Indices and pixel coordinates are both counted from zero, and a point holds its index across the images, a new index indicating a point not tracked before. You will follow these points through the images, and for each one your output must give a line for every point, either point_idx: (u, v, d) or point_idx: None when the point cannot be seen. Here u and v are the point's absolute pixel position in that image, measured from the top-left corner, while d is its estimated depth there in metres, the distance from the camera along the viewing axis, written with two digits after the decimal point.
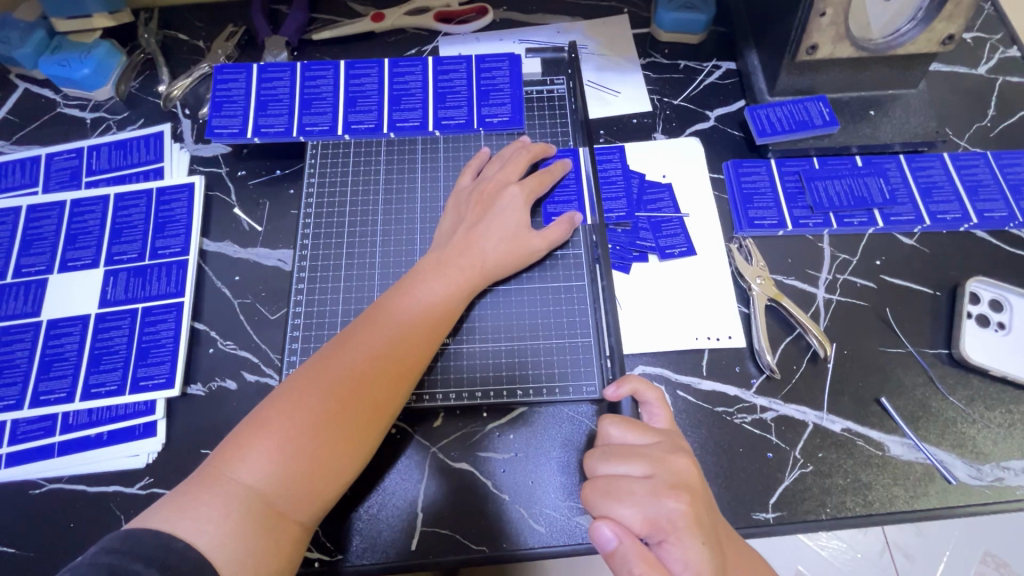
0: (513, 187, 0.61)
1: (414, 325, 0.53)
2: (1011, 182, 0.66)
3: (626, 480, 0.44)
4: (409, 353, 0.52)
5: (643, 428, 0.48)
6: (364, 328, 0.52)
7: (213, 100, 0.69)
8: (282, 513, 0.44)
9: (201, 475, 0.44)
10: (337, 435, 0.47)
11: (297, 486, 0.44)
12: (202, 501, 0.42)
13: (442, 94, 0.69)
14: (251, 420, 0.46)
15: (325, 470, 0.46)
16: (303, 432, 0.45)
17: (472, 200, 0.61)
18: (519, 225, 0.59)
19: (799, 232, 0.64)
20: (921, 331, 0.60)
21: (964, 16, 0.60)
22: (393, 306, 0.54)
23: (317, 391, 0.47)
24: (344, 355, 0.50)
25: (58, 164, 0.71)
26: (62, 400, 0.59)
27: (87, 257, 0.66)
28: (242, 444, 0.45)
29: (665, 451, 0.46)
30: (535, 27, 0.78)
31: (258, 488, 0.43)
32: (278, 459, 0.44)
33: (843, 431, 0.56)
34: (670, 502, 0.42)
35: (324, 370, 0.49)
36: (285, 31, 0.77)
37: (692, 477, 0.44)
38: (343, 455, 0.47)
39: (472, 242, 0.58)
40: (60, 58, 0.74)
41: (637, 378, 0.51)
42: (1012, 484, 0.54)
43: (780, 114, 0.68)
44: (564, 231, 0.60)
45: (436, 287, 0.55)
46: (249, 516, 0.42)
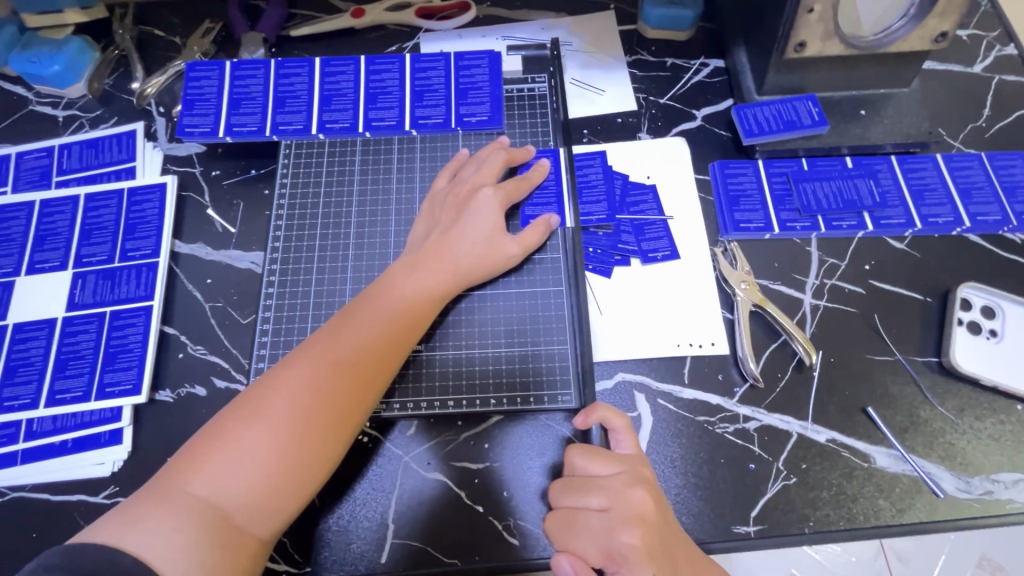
0: (489, 190, 0.59)
1: (384, 331, 0.51)
2: (1005, 184, 0.64)
3: (584, 515, 0.46)
4: (378, 360, 0.50)
5: (605, 458, 0.48)
6: (332, 334, 0.50)
7: (185, 98, 0.67)
8: (239, 527, 0.42)
9: (155, 487, 0.42)
10: (300, 446, 0.45)
11: (256, 498, 0.43)
12: (153, 515, 0.40)
13: (419, 93, 0.67)
14: (210, 429, 0.45)
15: (287, 483, 0.44)
16: (262, 443, 0.44)
17: (447, 201, 0.59)
18: (494, 228, 0.58)
19: (787, 235, 0.63)
20: (911, 338, 0.58)
21: (957, 13, 0.58)
22: (362, 312, 0.52)
23: (279, 400, 0.46)
24: (310, 362, 0.48)
25: (29, 164, 0.70)
26: (27, 406, 0.58)
27: (56, 259, 0.64)
28: (200, 454, 0.43)
29: (624, 484, 0.46)
30: (518, 23, 0.76)
31: (213, 501, 0.42)
32: (237, 471, 0.43)
33: (828, 442, 0.54)
34: (623, 537, 0.44)
35: (287, 378, 0.47)
36: (263, 27, 0.76)
37: (648, 510, 0.45)
38: (306, 467, 0.45)
39: (445, 245, 0.56)
40: (31, 54, 0.72)
41: (605, 406, 0.51)
42: (1001, 497, 0.52)
43: (767, 113, 0.66)
44: (541, 235, 0.59)
45: (406, 292, 0.54)
46: (202, 531, 0.41)
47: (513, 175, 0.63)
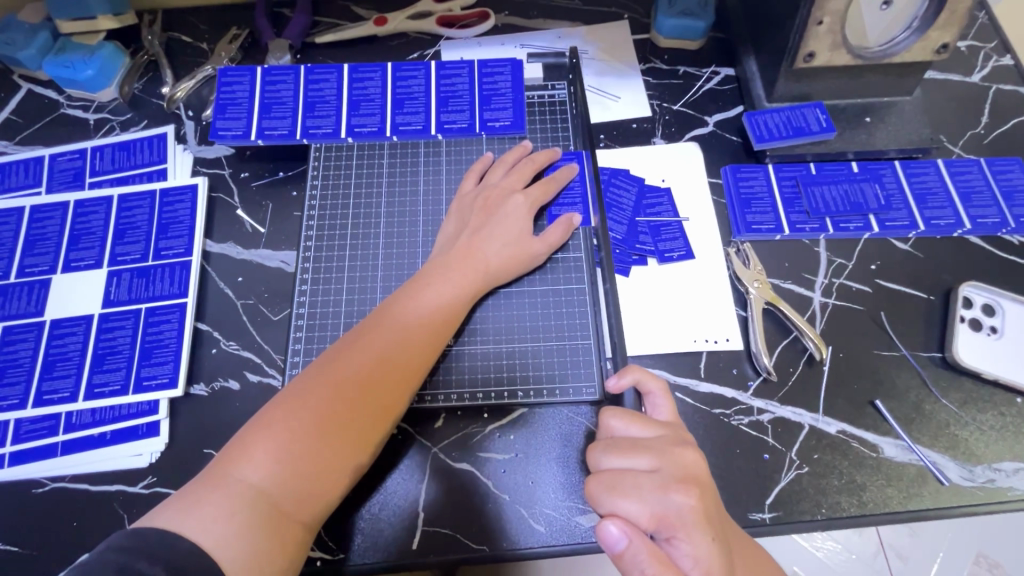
0: (516, 195, 0.62)
1: (418, 328, 0.54)
2: (1003, 188, 0.67)
3: (632, 474, 0.45)
4: (413, 357, 0.53)
5: (644, 420, 0.49)
6: (370, 331, 0.53)
7: (217, 102, 0.70)
8: (287, 512, 0.44)
9: (206, 475, 0.44)
10: (343, 436, 0.48)
11: (302, 486, 0.45)
12: (207, 500, 0.42)
13: (444, 99, 0.70)
14: (258, 420, 0.47)
15: (329, 471, 0.47)
16: (308, 433, 0.46)
17: (476, 204, 0.62)
18: (522, 231, 0.61)
19: (796, 236, 0.65)
20: (916, 334, 0.61)
21: (958, 25, 0.62)
22: (397, 309, 0.54)
23: (324, 392, 0.48)
24: (351, 358, 0.50)
25: (62, 165, 0.72)
26: (65, 399, 0.60)
27: (91, 258, 0.66)
28: (248, 445, 0.45)
29: (669, 444, 0.47)
30: (536, 32, 0.79)
31: (263, 488, 0.44)
32: (285, 458, 0.45)
33: (838, 433, 0.57)
34: (677, 496, 0.43)
35: (330, 373, 0.49)
36: (288, 33, 0.78)
37: (696, 469, 0.45)
38: (348, 457, 0.48)
39: (475, 246, 0.59)
40: (64, 59, 0.74)
41: (639, 369, 0.52)
42: (1003, 485, 0.55)
43: (777, 120, 0.69)
44: (564, 233, 0.61)
45: (439, 290, 0.56)
46: (253, 515, 0.43)
47: (538, 179, 0.66)
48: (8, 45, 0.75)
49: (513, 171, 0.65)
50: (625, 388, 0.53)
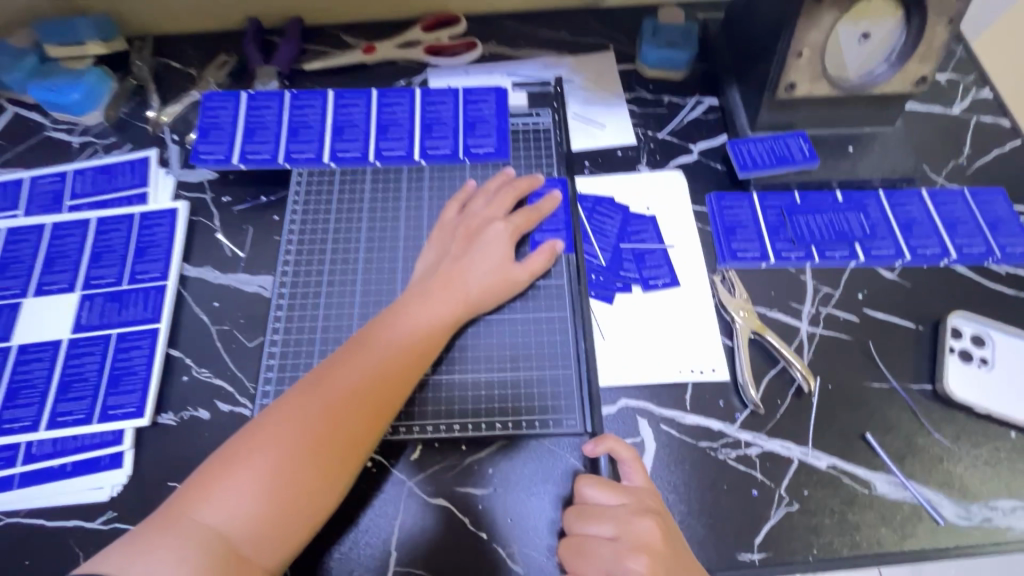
0: (497, 223, 0.61)
1: (390, 360, 0.52)
2: (987, 218, 0.67)
3: (593, 542, 0.49)
4: (386, 390, 0.51)
5: (610, 490, 0.51)
6: (343, 361, 0.51)
7: (200, 126, 0.70)
8: (247, 556, 0.43)
9: (162, 516, 0.43)
10: (310, 473, 0.46)
11: (263, 527, 0.43)
12: (161, 543, 0.41)
13: (428, 125, 0.70)
14: (220, 457, 0.46)
15: (293, 511, 0.45)
16: (272, 470, 0.45)
17: (458, 232, 0.61)
18: (504, 258, 0.60)
19: (781, 265, 0.65)
20: (905, 365, 0.60)
21: (936, 58, 0.62)
22: (371, 339, 0.53)
23: (292, 427, 0.47)
24: (320, 391, 0.49)
25: (41, 188, 0.71)
26: (26, 428, 0.57)
27: (64, 281, 0.65)
28: (210, 482, 0.44)
29: (631, 514, 0.49)
30: (522, 62, 0.80)
31: (221, 529, 0.42)
32: (246, 498, 0.44)
33: (829, 468, 0.55)
34: (632, 566, 0.47)
35: (300, 406, 0.48)
36: (278, 60, 0.79)
37: (655, 540, 0.47)
38: (313, 498, 0.46)
39: (457, 274, 0.58)
40: (50, 83, 0.74)
41: (613, 437, 0.52)
42: (1000, 525, 0.53)
43: (760, 149, 0.69)
44: (546, 261, 0.61)
45: (417, 320, 0.55)
46: (208, 561, 0.41)
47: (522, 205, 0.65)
48: None
49: (494, 197, 0.64)
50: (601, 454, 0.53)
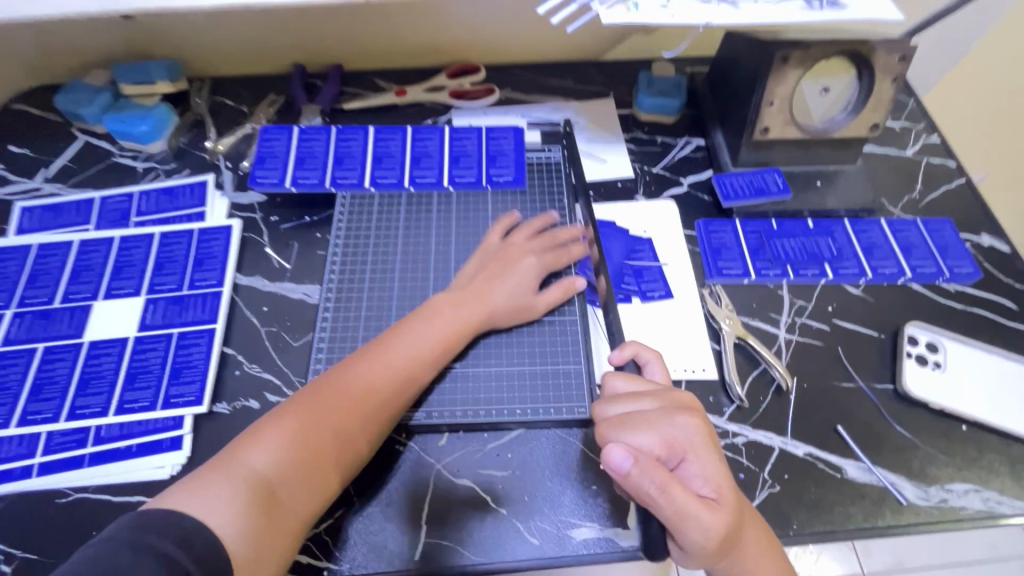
0: (529, 257, 0.70)
1: (418, 355, 0.60)
2: (937, 244, 0.77)
3: (638, 413, 0.50)
4: (411, 381, 0.59)
5: (644, 381, 0.54)
6: (382, 350, 0.59)
7: (257, 154, 0.80)
8: (282, 503, 0.49)
9: (214, 461, 0.49)
10: (345, 438, 0.54)
11: (301, 478, 0.50)
12: (213, 481, 0.47)
13: (456, 157, 0.81)
14: (268, 418, 0.53)
15: (327, 470, 0.52)
16: (314, 431, 0.52)
17: (495, 257, 0.71)
18: (528, 285, 0.68)
19: (761, 281, 0.75)
20: (870, 368, 0.69)
21: (885, 109, 0.74)
22: (406, 334, 0.61)
23: (336, 399, 0.55)
24: (357, 374, 0.57)
25: (110, 206, 0.80)
26: (96, 414, 0.64)
27: (130, 287, 0.73)
28: (259, 434, 0.51)
29: (666, 389, 0.52)
30: (534, 105, 0.92)
31: (266, 475, 0.49)
32: (287, 454, 0.51)
33: (806, 455, 0.63)
34: (682, 421, 0.49)
35: (345, 383, 0.56)
36: (320, 100, 0.90)
37: (691, 403, 0.51)
38: (345, 460, 0.53)
39: (485, 291, 0.67)
40: (123, 116, 0.85)
41: (637, 343, 0.58)
42: (955, 505, 0.60)
43: (741, 182, 0.80)
44: (560, 296, 0.69)
45: (447, 322, 0.63)
46: (253, 500, 0.47)
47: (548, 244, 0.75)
48: (74, 103, 0.86)
49: (535, 235, 0.74)
50: (626, 362, 0.57)
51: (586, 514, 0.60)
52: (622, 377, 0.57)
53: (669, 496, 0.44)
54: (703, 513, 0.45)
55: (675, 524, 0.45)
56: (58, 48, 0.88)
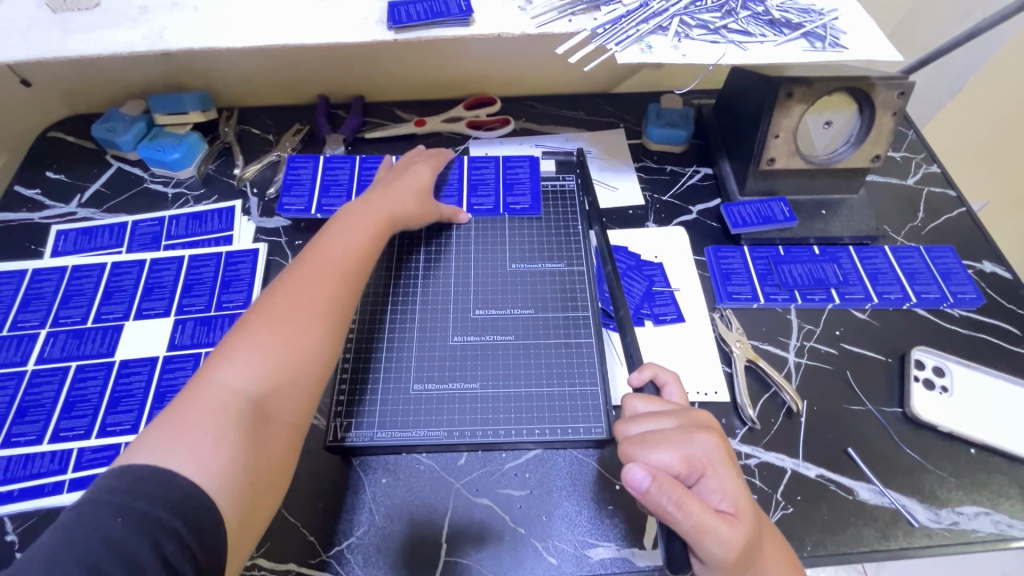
0: (419, 164, 0.80)
1: (346, 252, 0.63)
2: (941, 270, 0.80)
3: (658, 432, 0.51)
4: (350, 271, 0.62)
5: (663, 403, 0.55)
6: (307, 258, 0.61)
7: (284, 182, 0.84)
8: (265, 410, 0.50)
9: (180, 403, 0.48)
10: (302, 334, 0.55)
11: (274, 382, 0.51)
12: (188, 414, 0.47)
13: (474, 185, 0.85)
14: (219, 347, 0.53)
15: (298, 368, 0.53)
16: (269, 338, 0.53)
17: (388, 174, 0.78)
18: (423, 188, 0.77)
19: (771, 305, 0.77)
20: (878, 391, 0.70)
21: (886, 141, 0.78)
22: (325, 239, 0.65)
23: (279, 306, 0.56)
24: (287, 282, 0.58)
25: (142, 230, 0.84)
26: (126, 431, 0.66)
27: (160, 307, 0.76)
28: (215, 361, 0.51)
29: (686, 409, 0.54)
30: (548, 135, 0.96)
31: (238, 389, 0.49)
32: (253, 365, 0.51)
33: (817, 477, 0.64)
34: (701, 439, 0.50)
35: (279, 292, 0.57)
36: (344, 129, 0.94)
37: (709, 421, 0.52)
38: (312, 355, 0.54)
39: (389, 195, 0.73)
40: (157, 144, 0.89)
41: (655, 365, 0.60)
42: (966, 527, 0.61)
43: (749, 211, 0.83)
44: (452, 210, 0.81)
45: (360, 220, 0.68)
46: (234, 414, 0.48)
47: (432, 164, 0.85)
48: (110, 132, 0.90)
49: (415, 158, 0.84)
50: (644, 384, 0.59)
51: (603, 535, 0.61)
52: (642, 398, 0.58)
53: (686, 511, 0.45)
54: (722, 527, 0.45)
55: (695, 539, 0.45)
56: (96, 81, 0.93)
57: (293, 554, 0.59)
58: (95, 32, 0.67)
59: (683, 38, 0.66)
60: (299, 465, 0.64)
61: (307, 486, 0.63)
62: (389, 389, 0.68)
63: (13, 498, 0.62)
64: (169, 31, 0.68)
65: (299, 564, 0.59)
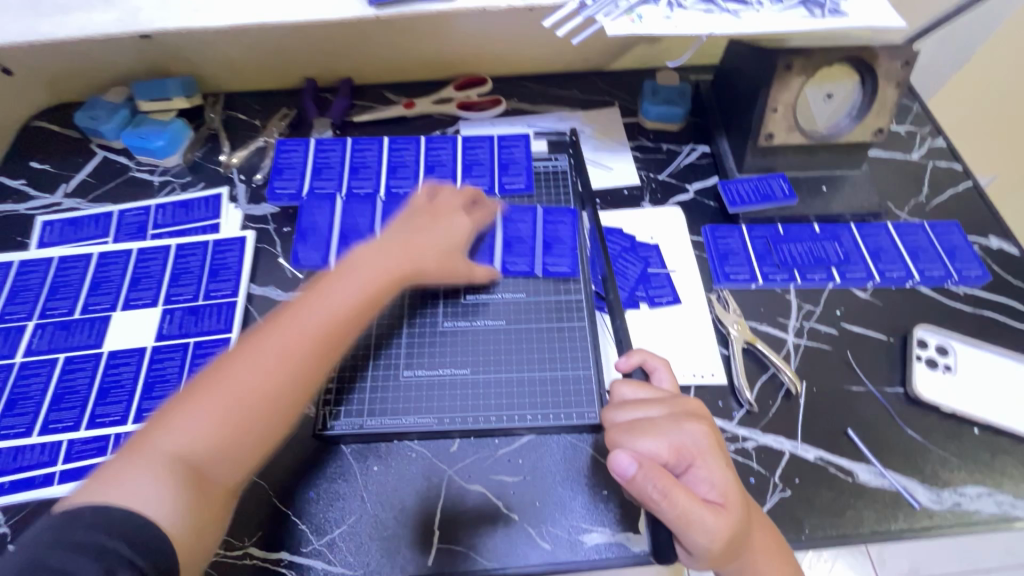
0: (457, 214, 0.71)
1: (329, 311, 0.56)
2: (945, 246, 0.77)
3: (647, 419, 0.50)
4: (333, 335, 0.55)
5: (651, 389, 0.53)
6: (297, 309, 0.56)
7: (275, 165, 0.83)
8: (203, 474, 0.48)
9: (130, 446, 0.48)
10: (254, 406, 0.51)
11: (217, 449, 0.49)
12: (133, 461, 0.46)
13: (469, 165, 0.83)
14: (187, 390, 0.52)
15: (242, 439, 0.50)
16: (225, 402, 0.50)
17: (422, 212, 0.70)
18: (451, 242, 0.69)
19: (769, 285, 0.75)
20: (880, 371, 0.69)
21: (889, 114, 0.75)
22: (326, 287, 0.58)
23: (246, 365, 0.52)
24: (265, 335, 0.54)
25: (128, 219, 0.83)
26: (116, 422, 0.66)
27: (147, 297, 0.75)
28: (172, 412, 0.49)
29: (676, 396, 0.53)
30: (540, 115, 0.93)
31: (180, 450, 0.47)
32: (203, 428, 0.49)
33: (816, 459, 0.63)
34: (690, 428, 0.49)
35: (255, 347, 0.53)
36: (332, 113, 0.92)
37: (700, 410, 0.51)
38: (259, 428, 0.51)
39: (406, 243, 0.65)
40: (141, 132, 0.87)
41: (644, 350, 0.58)
42: (969, 508, 0.60)
43: (747, 188, 0.80)
44: (488, 272, 0.71)
45: (366, 271, 0.60)
46: (172, 474, 0.46)
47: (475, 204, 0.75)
48: (93, 120, 0.88)
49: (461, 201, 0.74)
50: (633, 369, 0.58)
51: (597, 519, 0.60)
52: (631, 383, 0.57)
53: (672, 501, 0.44)
54: (707, 517, 0.45)
55: (680, 529, 0.45)
56: (79, 68, 0.91)
57: (285, 543, 0.59)
58: (68, 14, 0.65)
59: (676, 7, 0.63)
60: (289, 454, 0.63)
61: (298, 475, 0.63)
62: (380, 373, 0.67)
63: (4, 491, 0.61)
64: (144, 13, 0.65)
65: (290, 552, 0.58)
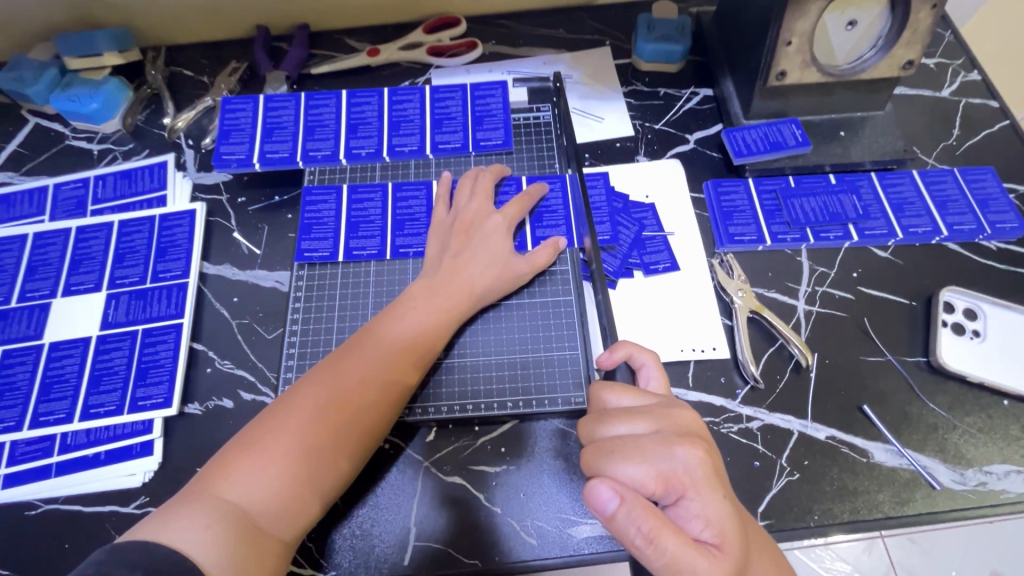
0: (493, 216, 0.64)
1: (393, 359, 0.55)
2: (978, 196, 0.69)
3: (631, 438, 0.42)
4: (393, 383, 0.54)
5: (643, 394, 0.47)
6: (353, 352, 0.54)
7: (222, 128, 0.74)
8: (262, 530, 0.45)
9: (188, 492, 0.45)
10: (316, 459, 0.48)
11: (282, 504, 0.46)
12: (187, 513, 0.43)
13: (438, 120, 0.74)
14: (235, 444, 0.48)
15: (305, 493, 0.48)
16: (289, 452, 0.48)
17: (455, 229, 0.64)
18: (503, 252, 0.63)
19: (778, 246, 0.67)
20: (900, 339, 0.62)
21: (921, 42, 0.64)
22: (382, 329, 0.57)
23: (308, 413, 0.50)
24: (325, 379, 0.52)
25: (65, 194, 0.74)
26: (61, 420, 0.60)
27: (90, 282, 0.68)
28: (231, 462, 0.47)
29: (667, 406, 0.45)
30: (522, 59, 0.83)
31: (245, 505, 0.45)
32: (268, 482, 0.46)
33: (828, 439, 0.57)
34: (683, 453, 0.41)
35: (317, 395, 0.51)
36: (286, 65, 0.82)
37: (695, 426, 0.44)
38: (323, 482, 0.49)
39: (459, 268, 0.61)
40: (71, 93, 0.77)
41: (631, 343, 0.51)
42: (995, 488, 0.55)
43: (755, 136, 0.71)
44: (549, 256, 0.63)
45: (424, 312, 0.58)
46: (233, 530, 0.43)
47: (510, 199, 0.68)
48: (17, 82, 0.78)
49: (482, 190, 0.67)
50: (617, 364, 0.51)
51: (587, 510, 0.55)
52: (616, 383, 0.50)
53: (658, 547, 0.37)
54: (700, 563, 0.38)
55: None
56: None
57: None
58: None
59: None
60: None
61: None
62: None
63: None
64: None
65: None
